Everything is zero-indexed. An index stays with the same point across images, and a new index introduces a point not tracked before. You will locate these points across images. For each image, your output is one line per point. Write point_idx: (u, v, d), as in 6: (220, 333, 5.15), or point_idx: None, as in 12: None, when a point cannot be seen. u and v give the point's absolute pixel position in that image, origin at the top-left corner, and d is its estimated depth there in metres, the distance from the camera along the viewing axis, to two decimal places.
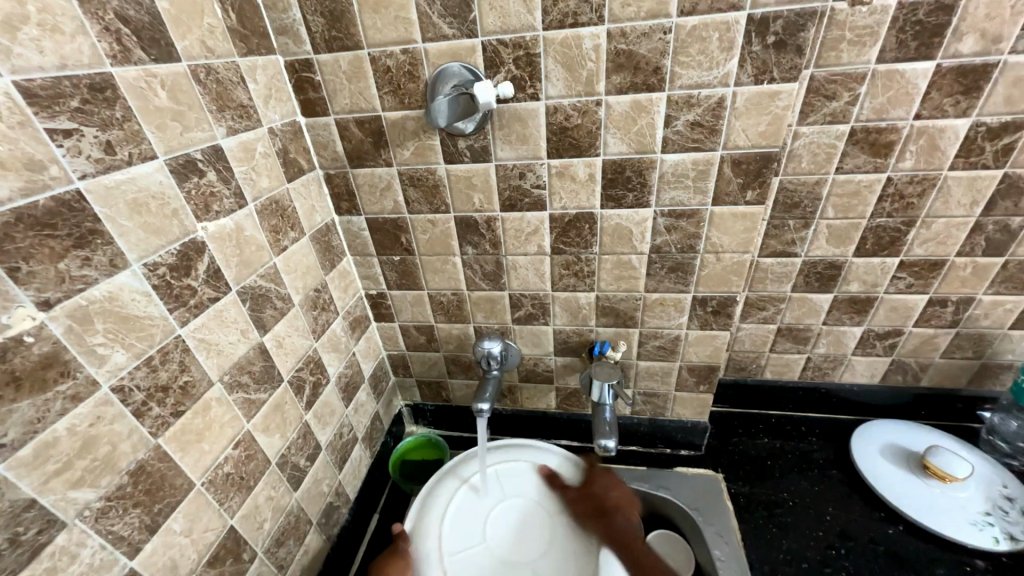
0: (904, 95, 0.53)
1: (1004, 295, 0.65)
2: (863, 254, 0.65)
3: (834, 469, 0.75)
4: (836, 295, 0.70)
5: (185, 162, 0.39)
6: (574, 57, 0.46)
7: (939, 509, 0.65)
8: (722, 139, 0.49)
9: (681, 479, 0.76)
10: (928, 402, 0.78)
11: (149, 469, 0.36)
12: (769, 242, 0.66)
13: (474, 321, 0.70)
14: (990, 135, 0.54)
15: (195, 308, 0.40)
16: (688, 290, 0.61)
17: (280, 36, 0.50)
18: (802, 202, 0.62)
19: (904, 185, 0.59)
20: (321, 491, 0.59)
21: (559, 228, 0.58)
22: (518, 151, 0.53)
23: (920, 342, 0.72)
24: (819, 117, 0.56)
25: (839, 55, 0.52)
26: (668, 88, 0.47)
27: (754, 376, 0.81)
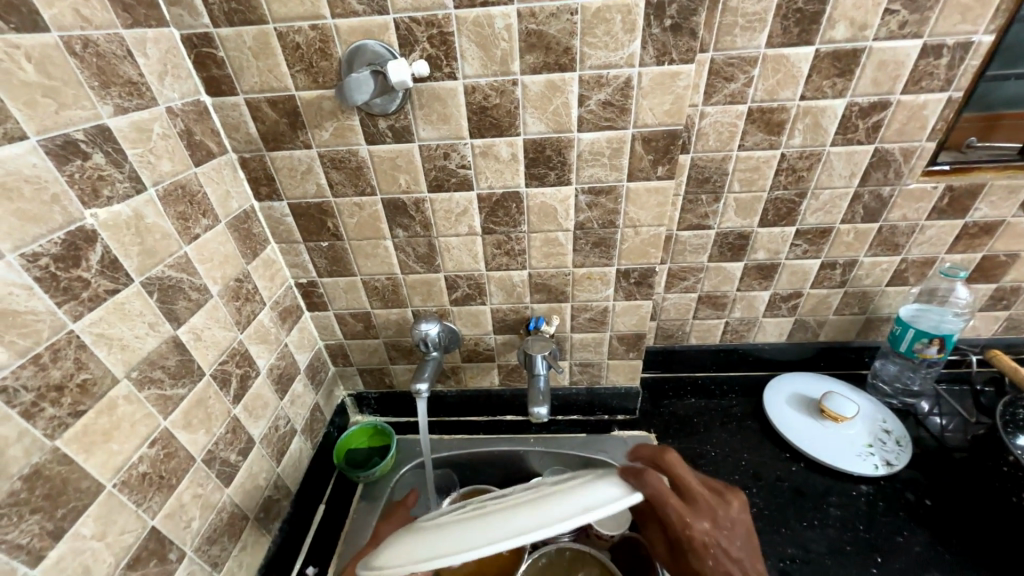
0: (790, 77, 0.58)
1: (881, 256, 0.75)
2: (765, 224, 0.72)
3: (750, 421, 0.83)
4: (746, 263, 0.76)
5: (64, 143, 0.36)
6: (487, 37, 0.47)
7: (835, 446, 0.75)
8: (632, 118, 0.52)
9: (618, 442, 0.82)
10: (827, 354, 0.87)
11: (47, 473, 0.34)
12: (685, 216, 0.71)
13: (411, 304, 0.70)
14: (862, 114, 0.61)
15: (89, 301, 0.37)
16: (612, 264, 0.64)
17: (173, 7, 0.46)
18: (711, 177, 0.67)
19: (795, 160, 0.65)
20: (257, 485, 0.58)
21: (487, 208, 0.60)
22: (440, 131, 0.53)
23: (816, 302, 0.81)
24: (720, 98, 0.60)
25: (734, 40, 0.56)
26: (578, 68, 0.49)
27: (681, 342, 0.88)
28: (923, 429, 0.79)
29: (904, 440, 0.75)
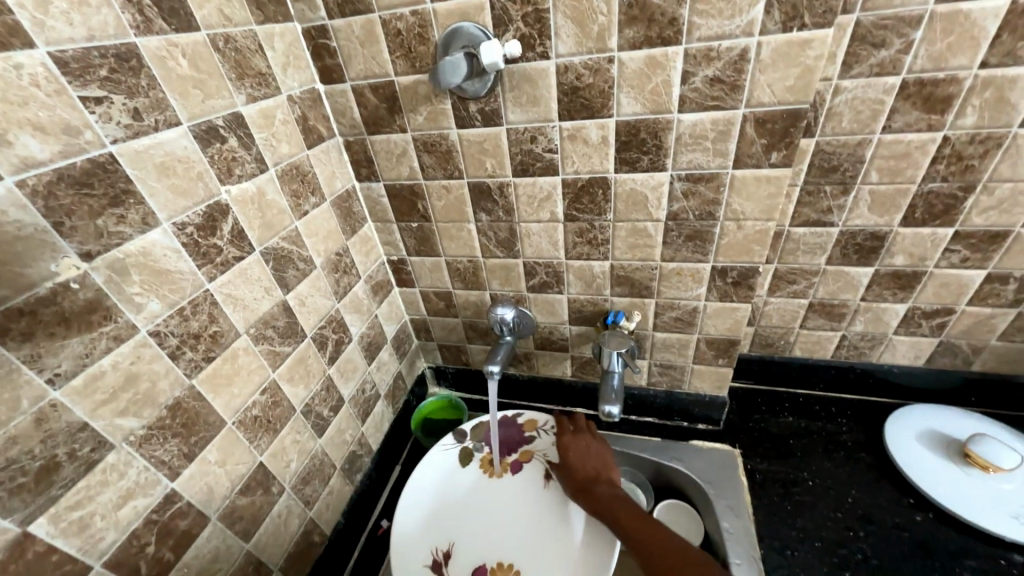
0: (968, 39, 0.46)
1: None
2: (910, 223, 0.59)
3: (862, 452, 0.72)
4: (877, 269, 0.65)
5: (208, 128, 0.42)
6: (584, 11, 0.44)
7: (978, 498, 0.61)
8: (745, 96, 0.45)
9: (696, 452, 0.76)
10: (979, 387, 0.72)
11: (185, 406, 0.41)
12: (802, 210, 0.62)
13: (490, 288, 0.72)
14: None
15: (221, 265, 0.44)
16: (706, 260, 0.58)
17: (297, 3, 0.51)
18: (841, 165, 0.57)
19: (963, 145, 0.52)
20: (344, 439, 0.65)
21: (572, 194, 0.57)
22: (529, 114, 0.52)
23: (973, 322, 0.66)
24: (864, 69, 0.50)
25: None
26: (685, 40, 0.44)
27: (781, 353, 0.78)
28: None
29: None
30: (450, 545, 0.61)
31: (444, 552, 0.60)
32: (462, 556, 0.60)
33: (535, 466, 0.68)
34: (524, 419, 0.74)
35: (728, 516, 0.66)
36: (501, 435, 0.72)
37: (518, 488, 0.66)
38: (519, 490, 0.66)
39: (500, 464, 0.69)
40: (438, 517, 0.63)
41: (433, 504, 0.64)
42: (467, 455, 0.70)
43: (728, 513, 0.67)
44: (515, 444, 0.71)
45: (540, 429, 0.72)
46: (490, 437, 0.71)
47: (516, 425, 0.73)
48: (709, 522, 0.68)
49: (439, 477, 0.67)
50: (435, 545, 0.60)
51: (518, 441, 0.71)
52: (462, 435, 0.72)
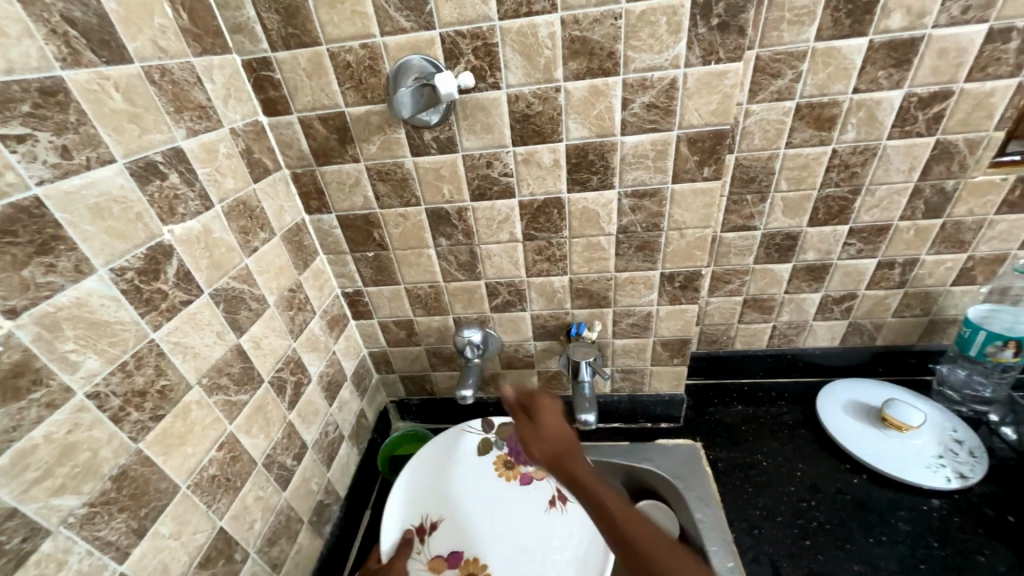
0: (842, 70, 0.56)
1: (944, 254, 0.71)
2: (816, 223, 0.69)
3: (803, 429, 0.80)
4: (794, 265, 0.74)
5: (146, 165, 0.39)
6: (531, 46, 0.48)
7: (901, 457, 0.70)
8: (677, 120, 0.51)
9: (663, 451, 0.79)
10: (885, 359, 0.83)
11: (132, 474, 0.36)
12: (729, 217, 0.70)
13: (453, 312, 0.71)
14: (922, 105, 0.58)
15: (167, 312, 0.40)
16: (655, 267, 0.63)
17: (235, 35, 0.49)
18: (757, 176, 0.65)
19: (848, 156, 0.63)
20: (310, 489, 0.60)
21: (529, 215, 0.60)
22: (483, 140, 0.54)
23: (872, 304, 0.77)
24: (766, 95, 0.59)
25: (781, 35, 0.55)
26: (622, 72, 0.49)
27: (725, 348, 0.85)
28: (1004, 441, 0.73)
29: (979, 451, 0.69)
30: (437, 522, 0.61)
31: (431, 524, 0.60)
32: (442, 539, 0.59)
33: (546, 487, 0.64)
34: None
35: (701, 507, 0.70)
36: None
37: (518, 499, 0.63)
38: (517, 501, 0.63)
39: (512, 469, 0.66)
40: (439, 493, 0.63)
41: (443, 479, 0.64)
42: (485, 446, 0.67)
43: (700, 505, 0.70)
44: (533, 458, 0.66)
45: None
46: (514, 445, 0.68)
47: None
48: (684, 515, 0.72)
49: (450, 464, 0.65)
50: (426, 513, 0.61)
51: None
52: (489, 426, 0.69)
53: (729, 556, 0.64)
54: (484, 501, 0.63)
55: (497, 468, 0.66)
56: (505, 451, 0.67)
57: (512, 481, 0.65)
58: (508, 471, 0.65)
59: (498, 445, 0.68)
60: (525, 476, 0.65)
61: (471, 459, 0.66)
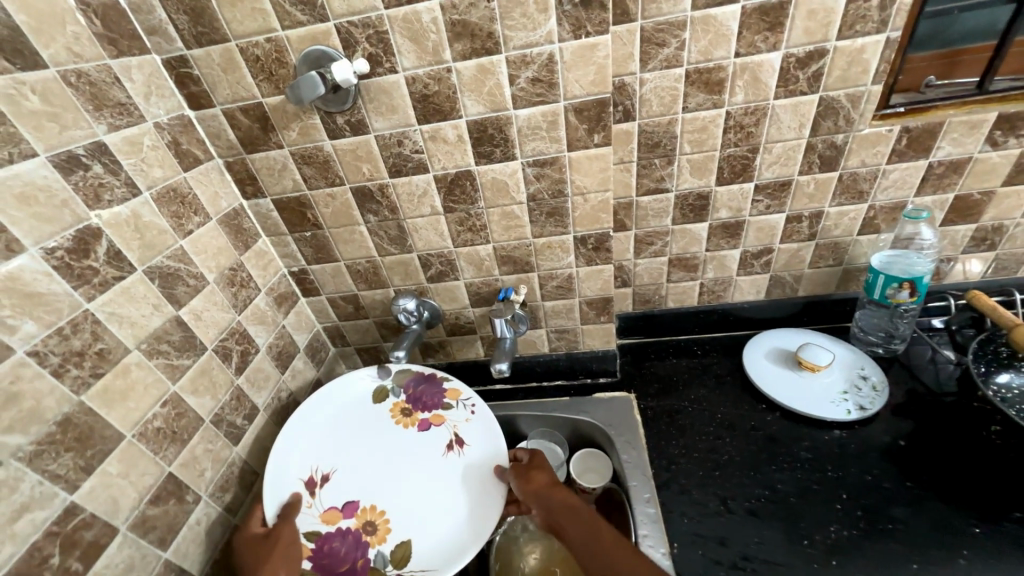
0: (721, 36, 0.60)
1: (846, 205, 0.76)
2: (723, 182, 0.74)
3: (729, 377, 0.86)
4: (710, 224, 0.79)
5: (68, 158, 0.44)
6: (417, 31, 0.52)
7: (809, 394, 0.77)
8: (561, 92, 0.56)
9: (601, 403, 0.86)
10: (809, 309, 0.89)
11: (77, 421, 0.42)
12: (643, 181, 0.74)
13: (392, 284, 0.77)
14: (800, 64, 0.62)
15: (100, 286, 0.46)
16: (568, 231, 0.69)
17: (152, 36, 0.54)
18: (661, 141, 0.70)
19: (741, 117, 0.67)
20: (263, 446, 0.67)
21: (445, 188, 0.65)
22: (390, 121, 0.59)
23: (788, 256, 0.83)
24: (657, 64, 0.63)
25: (660, 7, 0.59)
26: (504, 50, 0.53)
27: (658, 307, 0.91)
28: (913, 377, 0.79)
29: (880, 386, 0.76)
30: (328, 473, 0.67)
31: (323, 476, 0.66)
32: (335, 487, 0.66)
33: (443, 432, 0.71)
34: (451, 388, 0.75)
35: (627, 450, 0.77)
36: (422, 387, 0.75)
37: (413, 446, 0.70)
38: (411, 446, 0.70)
39: (411, 417, 0.73)
40: (333, 445, 0.69)
41: (337, 433, 0.71)
42: (382, 395, 0.75)
43: (627, 448, 0.77)
44: (433, 404, 0.74)
45: (462, 401, 0.73)
46: (411, 394, 0.75)
47: (439, 388, 0.75)
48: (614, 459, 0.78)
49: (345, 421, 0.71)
50: (317, 467, 0.67)
51: (438, 401, 0.74)
52: (387, 375, 0.76)
53: (648, 490, 0.70)
54: (380, 452, 0.70)
55: (396, 417, 0.73)
56: (402, 400, 0.74)
57: (411, 427, 0.72)
58: (405, 418, 0.73)
59: (395, 394, 0.75)
60: (424, 422, 0.73)
61: (365, 413, 0.73)
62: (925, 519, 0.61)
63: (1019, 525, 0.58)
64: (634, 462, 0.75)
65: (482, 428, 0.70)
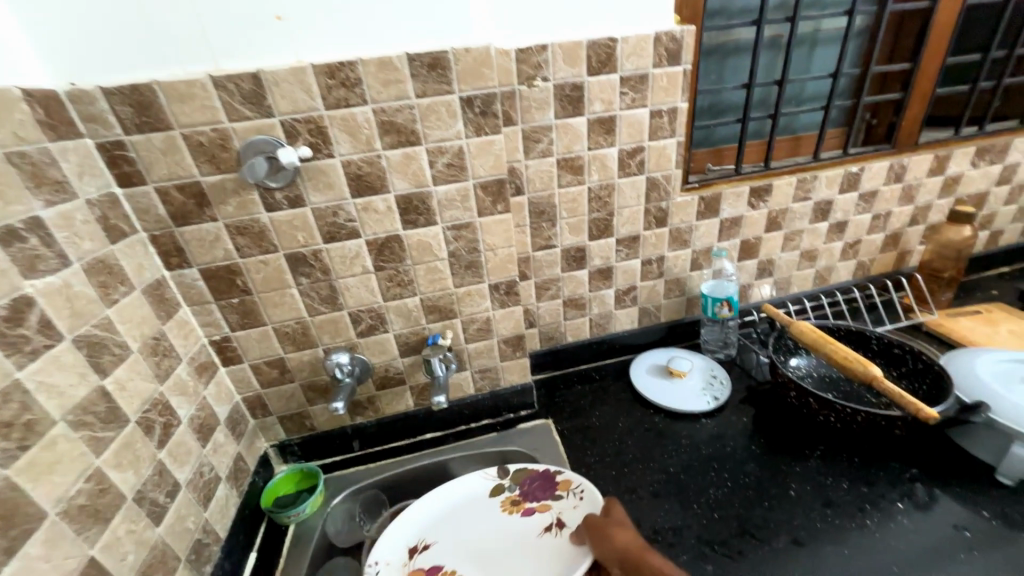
0: (576, 137, 0.86)
1: (677, 250, 1.04)
2: (592, 238, 0.98)
3: (624, 393, 1.04)
4: (589, 270, 1.01)
5: (7, 231, 0.46)
6: (353, 126, 0.66)
7: (681, 394, 0.99)
8: (469, 173, 0.73)
9: (520, 434, 0.98)
10: (671, 332, 1.14)
11: (1, 497, 0.40)
12: (536, 239, 0.94)
13: (322, 343, 0.82)
14: (629, 156, 0.90)
15: (30, 354, 0.45)
16: (483, 280, 0.83)
17: (88, 123, 0.58)
18: (544, 209, 0.92)
19: (597, 191, 0.93)
20: (185, 527, 0.63)
21: (375, 250, 0.76)
22: (326, 196, 0.70)
23: (648, 291, 1.08)
24: (536, 154, 0.86)
25: (533, 116, 0.82)
26: (424, 142, 0.69)
27: (560, 342, 1.09)
28: (748, 373, 1.05)
29: (726, 380, 1.01)
30: (429, 543, 0.79)
31: (422, 545, 0.79)
32: (433, 550, 0.78)
33: (545, 517, 0.80)
34: (562, 477, 0.84)
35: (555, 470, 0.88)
36: (535, 482, 0.85)
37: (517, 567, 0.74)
38: (517, 531, 0.79)
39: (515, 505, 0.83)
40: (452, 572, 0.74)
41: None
42: (495, 490, 0.86)
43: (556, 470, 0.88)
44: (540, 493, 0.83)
45: (572, 488, 0.83)
46: (525, 483, 0.85)
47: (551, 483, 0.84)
48: (573, 495, 0.81)
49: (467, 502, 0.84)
50: (417, 539, 0.79)
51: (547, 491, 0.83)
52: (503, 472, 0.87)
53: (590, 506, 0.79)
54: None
55: (505, 506, 0.83)
56: (514, 491, 0.84)
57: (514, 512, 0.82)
58: (512, 506, 0.83)
59: (510, 488, 0.85)
60: (528, 509, 0.82)
61: (485, 537, 0.79)
62: (765, 472, 0.82)
63: (817, 465, 0.83)
64: (591, 501, 0.79)
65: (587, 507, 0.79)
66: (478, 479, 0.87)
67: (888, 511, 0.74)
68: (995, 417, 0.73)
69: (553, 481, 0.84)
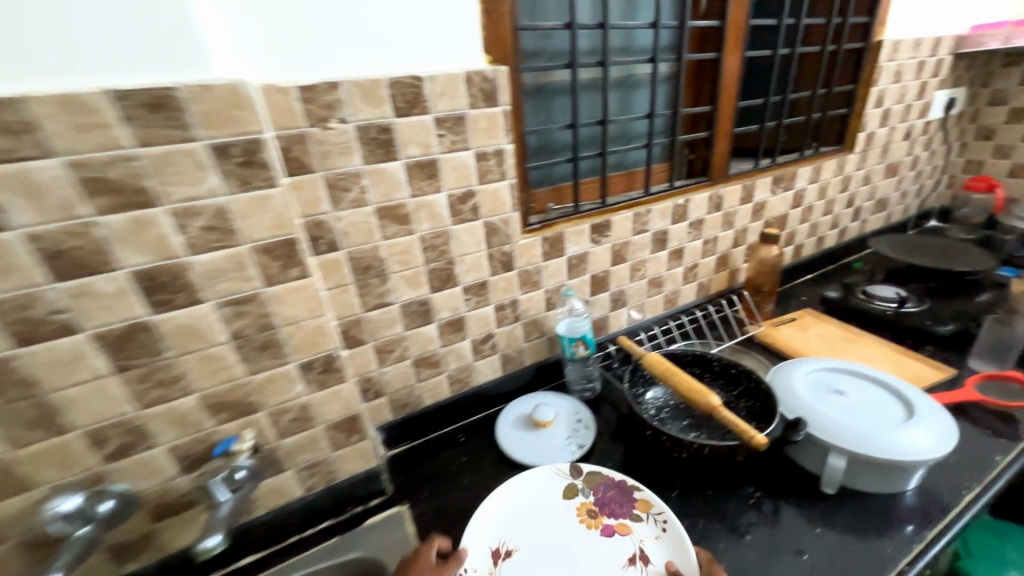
0: (394, 183, 0.76)
1: (530, 292, 1.00)
2: (434, 290, 0.88)
3: (490, 454, 0.95)
4: (436, 324, 0.91)
5: None
6: (35, 186, 0.47)
7: (545, 447, 0.92)
8: (242, 236, 0.58)
9: (369, 531, 0.83)
10: (537, 375, 1.09)
11: None
12: (365, 299, 0.81)
13: (41, 482, 0.57)
14: (461, 201, 0.83)
15: None
16: (288, 361, 0.68)
17: None
18: (369, 264, 0.79)
19: (431, 239, 0.83)
20: None
21: (111, 346, 0.56)
22: (5, 284, 0.49)
23: (507, 337, 1.01)
24: (347, 204, 0.74)
25: (334, 162, 0.70)
26: (162, 203, 0.53)
27: (416, 408, 0.96)
28: (613, 411, 1.03)
29: (590, 423, 0.97)
30: (512, 549, 0.74)
31: (506, 550, 0.74)
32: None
33: (626, 542, 0.74)
34: (641, 496, 0.79)
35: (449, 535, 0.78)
36: (609, 493, 0.81)
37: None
38: (596, 552, 0.73)
39: (592, 518, 0.78)
40: None
41: None
42: (570, 493, 0.81)
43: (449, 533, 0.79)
44: (619, 511, 0.78)
45: (649, 513, 0.77)
46: (611, 490, 0.81)
47: (626, 501, 0.79)
48: (653, 519, 0.75)
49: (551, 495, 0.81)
50: (501, 541, 0.75)
51: (625, 512, 0.78)
52: (577, 473, 0.84)
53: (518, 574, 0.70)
54: None
55: (581, 517, 0.78)
56: (588, 498, 0.80)
57: (593, 528, 0.76)
58: (589, 518, 0.78)
59: (586, 492, 0.82)
60: (607, 526, 0.76)
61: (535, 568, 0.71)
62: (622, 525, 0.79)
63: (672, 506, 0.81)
64: (675, 536, 0.72)
65: (672, 542, 0.71)
66: (549, 477, 0.84)
67: (736, 546, 0.74)
68: (813, 430, 0.78)
69: (631, 497, 0.79)
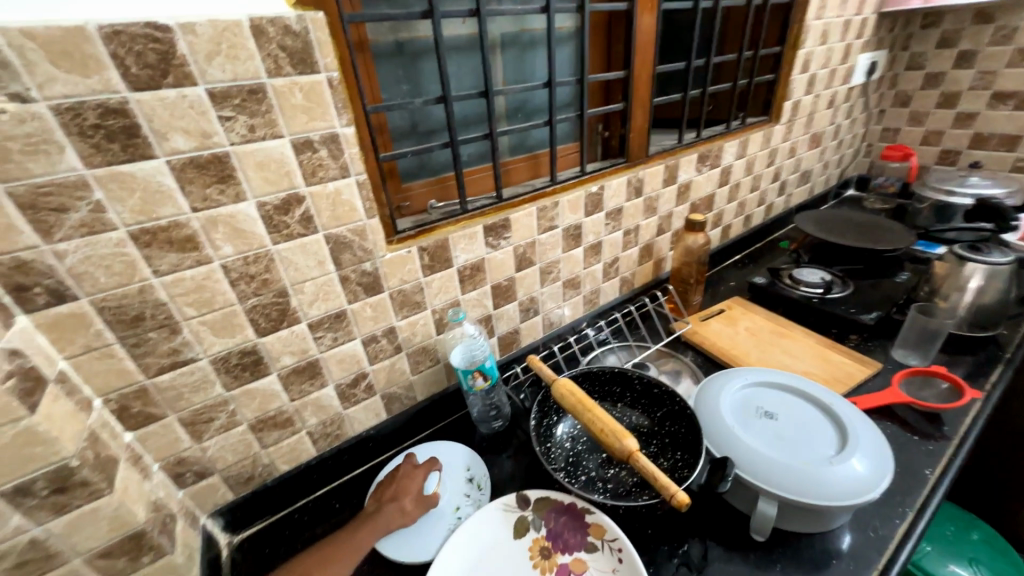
0: (156, 193, 0.51)
1: (411, 316, 0.79)
2: (264, 332, 0.64)
3: None
4: (277, 374, 0.68)
5: None
6: None
7: (421, 524, 0.72)
8: None
9: None
10: (434, 409, 0.90)
11: None
12: (146, 360, 0.57)
13: None
14: (281, 211, 0.59)
15: None
16: None
17: None
18: (141, 313, 0.54)
19: (243, 267, 0.59)
20: None
21: None
22: None
23: (387, 373, 0.81)
24: (70, 232, 0.47)
25: (23, 167, 0.43)
26: None
27: (268, 477, 0.74)
28: (523, 446, 0.88)
29: (483, 481, 0.79)
30: None
31: None
32: None
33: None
34: (592, 522, 0.68)
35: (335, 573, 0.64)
36: (562, 520, 0.70)
37: None
38: None
39: (550, 556, 0.67)
40: None
41: None
42: (520, 528, 0.69)
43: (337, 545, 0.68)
44: (573, 543, 0.67)
45: (603, 539, 0.66)
46: (557, 517, 0.70)
47: (581, 526, 0.68)
48: (608, 549, 0.65)
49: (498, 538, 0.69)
50: None
51: (578, 542, 0.67)
52: (525, 502, 0.72)
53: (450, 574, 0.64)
54: None
55: (535, 557, 0.67)
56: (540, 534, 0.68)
57: (550, 569, 0.65)
58: (544, 560, 0.66)
59: (536, 527, 0.70)
60: (563, 564, 0.66)
61: None
62: None
63: None
64: (631, 568, 0.62)
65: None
66: (497, 516, 0.71)
67: None
68: (740, 471, 0.65)
69: (583, 522, 0.68)
